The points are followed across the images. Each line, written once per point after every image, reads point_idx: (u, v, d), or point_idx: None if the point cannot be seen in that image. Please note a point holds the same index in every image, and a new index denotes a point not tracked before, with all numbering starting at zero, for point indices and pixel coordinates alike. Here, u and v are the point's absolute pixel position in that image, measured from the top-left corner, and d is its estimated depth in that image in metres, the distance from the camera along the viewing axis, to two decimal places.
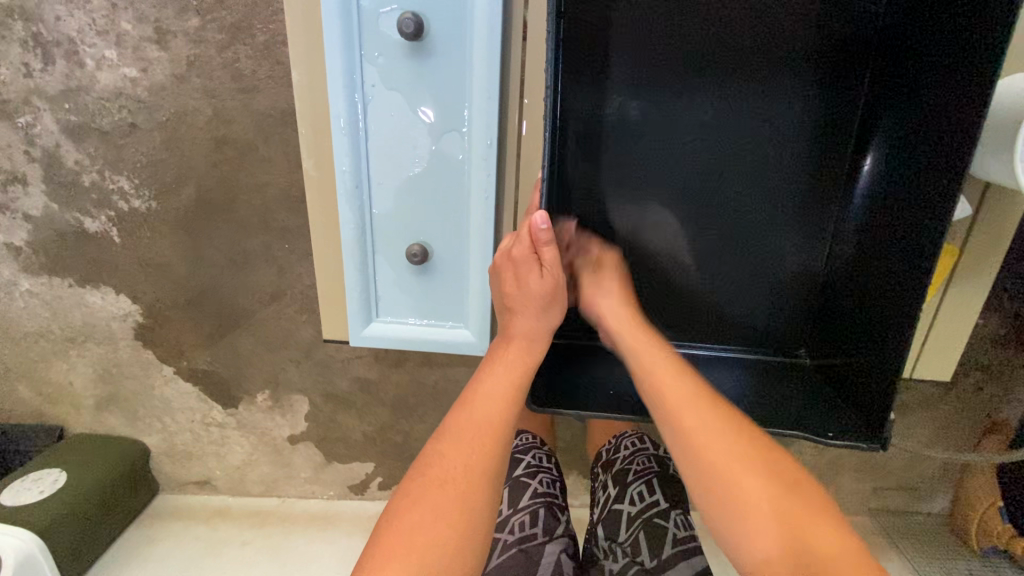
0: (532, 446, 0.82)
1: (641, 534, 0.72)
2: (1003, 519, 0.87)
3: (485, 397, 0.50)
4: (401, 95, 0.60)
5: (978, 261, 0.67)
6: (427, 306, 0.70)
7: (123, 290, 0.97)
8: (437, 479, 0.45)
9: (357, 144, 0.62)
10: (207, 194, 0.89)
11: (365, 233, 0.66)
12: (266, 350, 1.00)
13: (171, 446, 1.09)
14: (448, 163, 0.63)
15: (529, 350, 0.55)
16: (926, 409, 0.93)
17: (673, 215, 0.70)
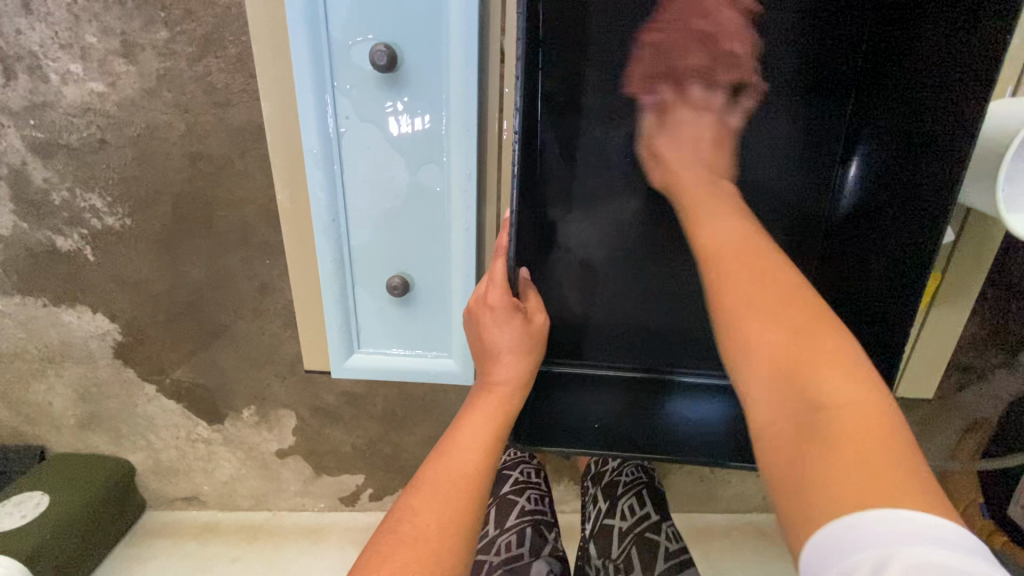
0: (522, 461, 0.82)
1: (633, 549, 0.72)
2: (982, 514, 0.90)
3: (462, 448, 0.49)
4: (376, 126, 0.59)
5: (958, 285, 0.68)
6: (409, 336, 0.69)
7: (100, 308, 0.95)
8: (408, 537, 0.42)
9: (332, 177, 0.61)
10: (184, 211, 0.87)
11: (343, 265, 0.65)
12: (251, 366, 0.98)
13: (156, 463, 1.08)
14: (427, 193, 0.62)
15: (508, 397, 0.54)
16: (910, 411, 0.94)
17: (655, 242, 0.70)
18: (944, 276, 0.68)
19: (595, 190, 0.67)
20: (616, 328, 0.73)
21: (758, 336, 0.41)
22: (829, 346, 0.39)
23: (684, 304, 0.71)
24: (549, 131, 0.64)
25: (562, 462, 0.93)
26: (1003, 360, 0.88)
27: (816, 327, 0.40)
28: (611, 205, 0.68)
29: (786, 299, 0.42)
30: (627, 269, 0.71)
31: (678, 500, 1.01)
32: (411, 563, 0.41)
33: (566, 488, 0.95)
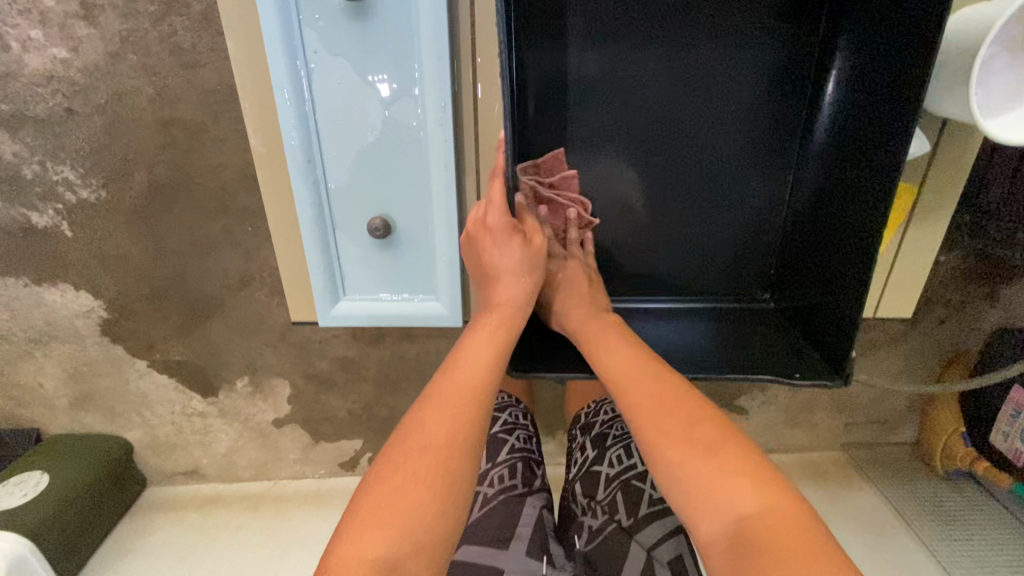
0: (509, 405, 0.82)
1: (618, 495, 0.70)
2: (966, 443, 0.95)
3: (467, 360, 0.50)
4: (347, 61, 0.58)
5: (934, 199, 0.69)
6: (396, 279, 0.68)
7: (83, 286, 0.93)
8: (420, 445, 0.44)
9: (304, 115, 0.60)
10: (161, 180, 0.85)
11: (323, 209, 0.64)
12: (241, 336, 0.98)
13: (154, 439, 1.08)
14: (402, 131, 0.61)
15: (510, 315, 0.55)
16: (891, 347, 0.97)
17: (632, 184, 0.69)
18: (919, 194, 0.69)
19: (580, 122, 0.66)
20: (608, 265, 0.73)
21: (681, 470, 0.49)
22: (745, 469, 0.47)
23: (665, 236, 0.72)
24: (525, 67, 0.63)
25: (556, 413, 0.95)
26: (983, 293, 0.91)
27: (728, 450, 0.49)
28: (590, 146, 0.68)
29: (694, 434, 0.50)
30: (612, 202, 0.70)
31: None
32: (424, 469, 0.42)
33: (561, 439, 0.97)
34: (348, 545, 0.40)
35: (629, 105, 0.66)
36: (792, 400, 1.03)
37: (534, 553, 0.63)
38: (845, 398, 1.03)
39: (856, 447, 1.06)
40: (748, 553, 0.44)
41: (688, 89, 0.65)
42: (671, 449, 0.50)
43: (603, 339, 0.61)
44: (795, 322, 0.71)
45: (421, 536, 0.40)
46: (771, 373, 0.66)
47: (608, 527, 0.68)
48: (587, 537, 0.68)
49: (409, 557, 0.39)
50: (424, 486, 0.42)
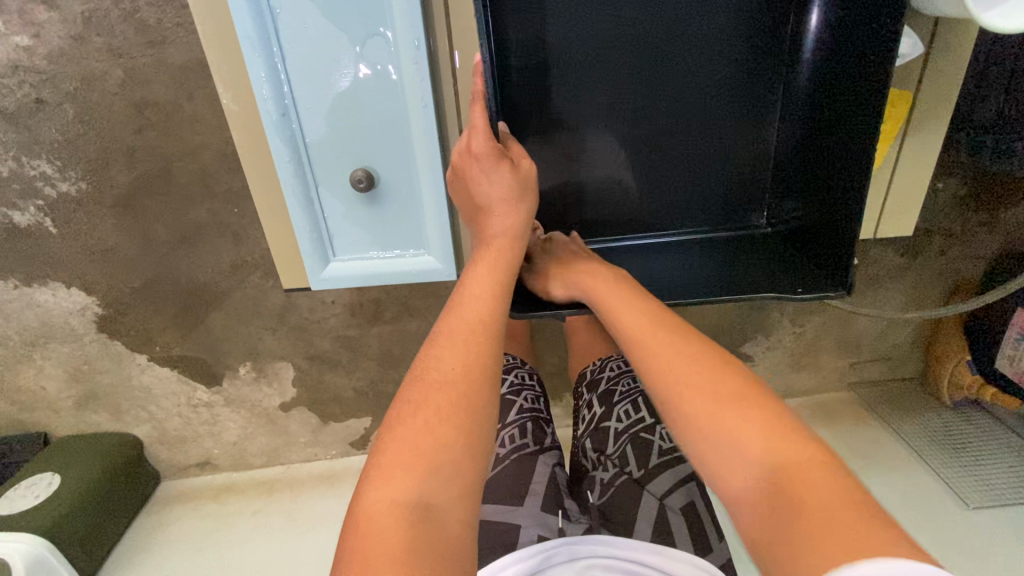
0: (514, 364, 0.71)
1: (629, 449, 0.60)
2: (971, 371, 0.95)
3: (470, 296, 0.48)
4: (312, 2, 0.54)
5: (929, 108, 0.67)
6: (385, 235, 0.66)
7: (74, 283, 0.92)
8: (435, 383, 0.43)
9: (273, 65, 0.57)
10: (141, 168, 0.83)
11: (302, 166, 0.61)
12: (239, 322, 0.97)
13: (162, 433, 1.08)
14: (378, 80, 0.58)
15: (507, 247, 0.53)
16: (893, 282, 0.97)
17: (623, 116, 0.67)
18: (914, 103, 0.67)
19: (564, 57, 0.63)
20: (605, 209, 0.71)
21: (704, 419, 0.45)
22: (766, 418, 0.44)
23: (659, 168, 0.69)
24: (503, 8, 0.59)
25: (563, 374, 0.94)
26: (982, 220, 0.91)
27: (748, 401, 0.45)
28: (577, 78, 0.64)
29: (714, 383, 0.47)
30: (600, 139, 0.68)
31: None
32: (445, 406, 0.41)
33: (569, 400, 0.96)
34: (376, 490, 0.38)
35: (613, 28, 0.62)
36: (797, 343, 1.03)
37: (550, 509, 0.54)
38: (851, 336, 1.03)
39: (863, 385, 1.06)
40: (771, 488, 0.40)
41: (670, 15, 0.62)
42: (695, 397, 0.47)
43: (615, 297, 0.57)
44: (796, 242, 0.70)
45: (451, 472, 0.39)
46: (771, 292, 0.66)
47: (619, 479, 0.58)
48: (599, 491, 0.58)
49: (441, 494, 0.38)
50: (448, 423, 0.41)
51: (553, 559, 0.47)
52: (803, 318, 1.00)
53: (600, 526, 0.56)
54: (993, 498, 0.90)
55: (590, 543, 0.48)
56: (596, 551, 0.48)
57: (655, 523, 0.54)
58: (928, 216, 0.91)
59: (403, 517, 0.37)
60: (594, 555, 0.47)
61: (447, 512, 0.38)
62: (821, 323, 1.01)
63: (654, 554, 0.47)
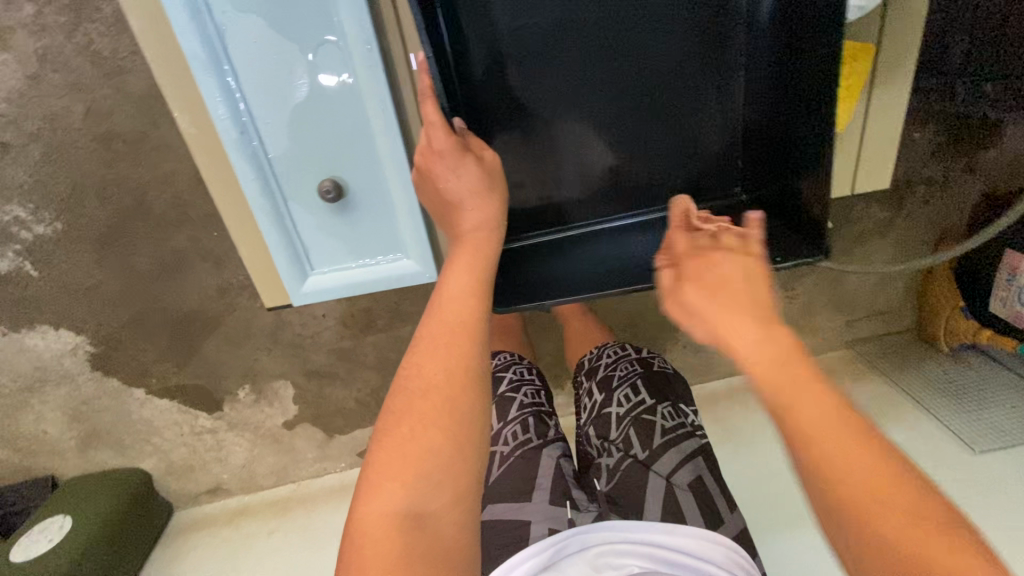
0: (510, 361, 0.69)
1: (632, 430, 0.57)
2: (966, 316, 0.96)
3: (449, 296, 0.45)
4: (257, 16, 0.54)
5: (893, 60, 0.67)
6: (361, 242, 0.66)
7: (62, 324, 0.92)
8: (419, 390, 0.41)
9: (225, 84, 0.56)
10: (116, 202, 0.83)
11: (268, 182, 0.61)
12: (233, 345, 0.97)
13: (170, 464, 1.08)
14: (334, 89, 0.57)
15: (484, 240, 0.51)
16: (881, 236, 0.98)
17: (587, 97, 0.66)
18: (877, 55, 0.67)
19: (524, 43, 0.62)
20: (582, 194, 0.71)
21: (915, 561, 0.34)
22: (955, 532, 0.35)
23: (627, 145, 0.69)
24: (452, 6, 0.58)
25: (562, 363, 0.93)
26: (964, 166, 0.91)
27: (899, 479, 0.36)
28: (537, 63, 0.63)
29: (886, 492, 0.36)
30: (567, 122, 0.67)
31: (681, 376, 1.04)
32: (427, 412, 0.40)
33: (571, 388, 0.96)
34: (367, 503, 0.38)
35: (566, 7, 0.61)
36: (791, 307, 1.03)
37: (558, 501, 0.53)
38: (844, 294, 1.03)
39: (861, 342, 1.07)
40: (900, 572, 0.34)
41: None
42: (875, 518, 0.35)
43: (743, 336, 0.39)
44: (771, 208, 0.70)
45: (441, 478, 0.39)
46: None
47: (624, 463, 0.55)
48: (605, 477, 0.56)
49: (434, 500, 0.38)
50: (433, 430, 0.40)
51: (565, 551, 0.45)
52: (795, 281, 1.01)
53: (610, 511, 0.53)
54: (1000, 441, 0.90)
55: (602, 531, 0.46)
56: (609, 540, 0.46)
57: (663, 500, 0.52)
58: (908, 167, 0.91)
59: (395, 527, 0.37)
60: (603, 542, 0.45)
61: (441, 517, 0.38)
62: (813, 284, 1.01)
63: (661, 533, 0.46)
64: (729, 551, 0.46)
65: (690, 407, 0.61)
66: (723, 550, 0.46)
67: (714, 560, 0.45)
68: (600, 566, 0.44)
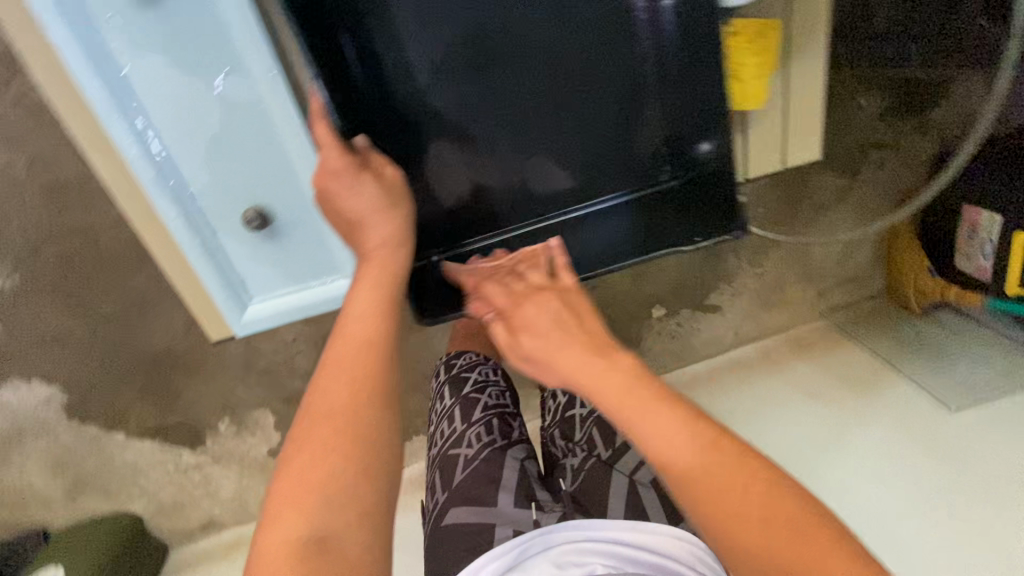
0: (477, 361, 0.67)
1: (594, 430, 0.58)
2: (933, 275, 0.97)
3: (354, 318, 0.45)
4: (157, 50, 0.50)
5: (806, 32, 0.66)
6: (295, 266, 0.64)
7: (33, 376, 0.91)
8: (323, 414, 0.40)
9: (134, 122, 0.52)
10: (71, 251, 0.82)
11: (193, 219, 0.57)
12: (207, 379, 0.96)
13: (160, 504, 1.07)
14: (249, 118, 0.55)
15: (388, 258, 0.51)
16: (840, 204, 0.98)
17: (514, 84, 0.57)
18: (790, 27, 0.66)
19: (435, 29, 0.52)
20: None
21: (802, 568, 0.34)
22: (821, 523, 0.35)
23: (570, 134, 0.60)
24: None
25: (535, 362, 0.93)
26: (915, 124, 0.92)
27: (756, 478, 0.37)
28: (450, 53, 0.53)
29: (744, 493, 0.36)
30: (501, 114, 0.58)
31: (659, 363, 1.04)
32: (331, 436, 0.39)
33: None
34: (268, 534, 0.36)
35: None
36: (761, 284, 1.03)
37: (523, 503, 0.51)
38: (813, 267, 1.03)
39: (837, 310, 1.07)
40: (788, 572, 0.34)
41: None
42: (756, 535, 0.35)
43: (581, 367, 0.42)
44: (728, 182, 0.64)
45: (345, 500, 0.38)
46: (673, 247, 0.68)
47: (587, 463, 0.55)
48: (570, 477, 0.55)
49: (337, 527, 0.37)
50: (337, 452, 0.39)
51: (529, 551, 0.45)
52: (761, 259, 1.01)
53: (575, 511, 0.50)
54: (973, 398, 0.91)
55: (565, 529, 0.45)
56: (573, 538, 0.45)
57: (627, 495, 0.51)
58: (860, 131, 0.92)
59: (296, 555, 0.35)
60: (566, 540, 0.45)
61: (347, 538, 0.37)
62: (780, 259, 1.01)
63: (624, 530, 0.45)
64: (694, 548, 0.45)
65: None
66: (688, 547, 0.44)
67: (678, 557, 0.44)
68: (562, 563, 0.43)
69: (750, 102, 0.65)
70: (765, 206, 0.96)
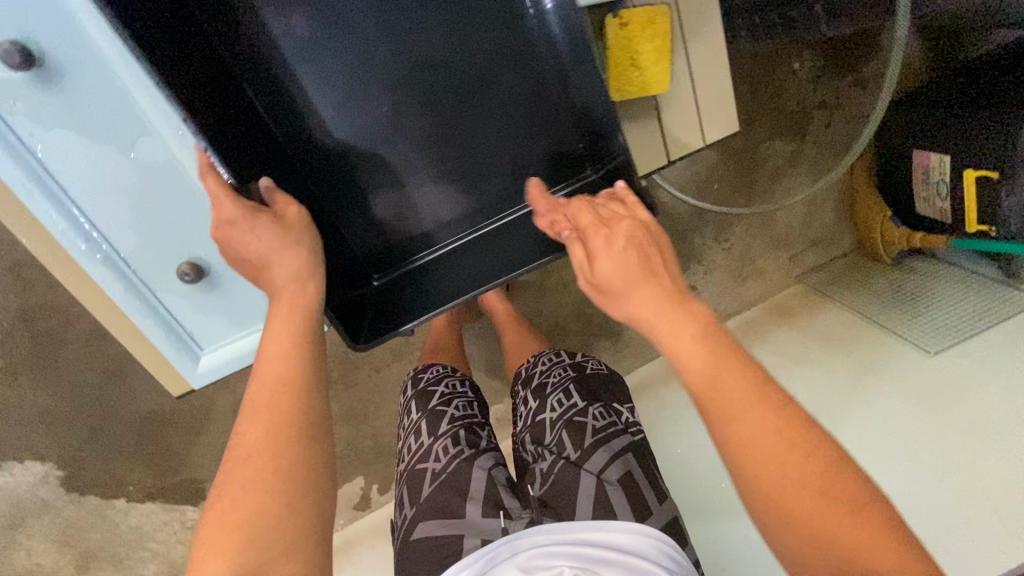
0: (443, 375, 0.66)
1: (564, 432, 0.57)
2: (897, 224, 0.99)
3: (267, 355, 0.43)
4: (67, 127, 0.48)
5: None
6: (234, 313, 0.59)
7: (27, 456, 0.93)
8: (242, 456, 0.39)
9: (58, 199, 0.50)
10: (60, 326, 0.88)
11: (133, 283, 0.54)
12: (198, 433, 0.97)
13: (173, 565, 1.04)
14: (168, 173, 0.52)
15: (301, 294, 0.46)
16: (796, 167, 0.98)
17: (424, 119, 0.56)
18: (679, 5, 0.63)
19: (333, 87, 0.52)
20: None
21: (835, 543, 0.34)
22: (861, 503, 0.34)
23: (492, 147, 0.59)
24: (236, 19, 0.47)
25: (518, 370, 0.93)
26: (851, 80, 0.95)
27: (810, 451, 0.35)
28: (358, 102, 0.53)
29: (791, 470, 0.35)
30: (424, 144, 0.57)
31: (644, 351, 1.05)
32: (252, 475, 0.38)
33: None
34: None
35: (362, 38, 0.51)
36: (730, 258, 1.04)
37: (491, 511, 0.52)
38: (776, 234, 1.05)
39: (812, 274, 1.07)
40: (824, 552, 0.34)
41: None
42: (797, 508, 0.34)
43: (650, 310, 0.38)
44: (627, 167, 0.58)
45: (271, 535, 0.37)
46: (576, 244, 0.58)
47: (557, 466, 0.55)
48: (538, 481, 0.55)
49: (267, 562, 0.36)
50: (259, 490, 0.38)
51: (496, 559, 0.46)
52: (725, 233, 1.02)
53: (542, 514, 0.52)
54: (950, 338, 0.86)
55: (534, 534, 0.47)
56: (541, 541, 0.47)
57: (594, 495, 0.52)
58: (799, 94, 0.93)
59: None
60: (535, 545, 0.46)
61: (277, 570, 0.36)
62: (744, 231, 1.03)
63: (593, 530, 0.47)
64: (657, 542, 0.48)
65: (623, 405, 0.62)
66: (652, 542, 0.47)
67: (643, 552, 0.46)
68: (530, 567, 0.45)
69: (634, 88, 0.61)
70: (719, 179, 0.97)
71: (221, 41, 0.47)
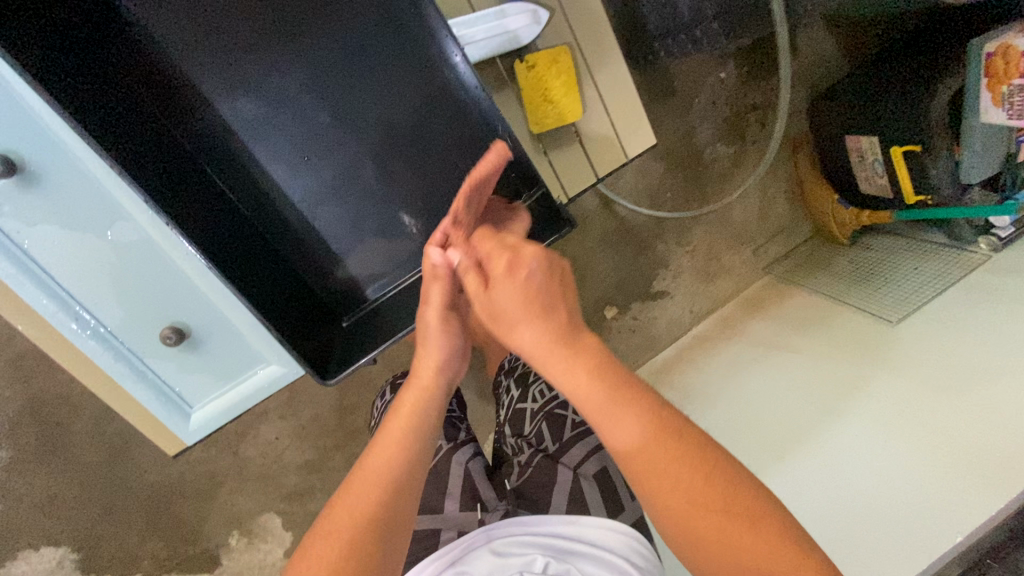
0: None
1: (543, 424, 0.62)
2: (846, 206, 1.04)
3: (389, 441, 0.42)
4: (49, 222, 0.54)
5: None
6: (221, 368, 0.63)
7: (41, 543, 0.94)
8: (334, 528, 0.39)
9: (46, 286, 0.54)
10: (67, 411, 0.92)
11: (121, 354, 0.59)
12: (206, 496, 0.99)
13: None
14: (143, 253, 0.57)
15: (432, 397, 0.43)
16: (741, 166, 1.05)
17: (372, 176, 0.63)
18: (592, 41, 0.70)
19: (286, 160, 0.60)
20: None
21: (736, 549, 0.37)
22: (751, 507, 0.38)
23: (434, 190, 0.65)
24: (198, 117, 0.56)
25: None
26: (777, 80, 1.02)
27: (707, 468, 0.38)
28: (311, 169, 0.61)
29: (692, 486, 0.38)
30: (373, 198, 0.63)
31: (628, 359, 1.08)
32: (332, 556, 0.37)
33: None
34: None
35: (305, 117, 0.59)
36: (696, 259, 1.08)
37: (468, 504, 0.57)
38: (737, 231, 1.10)
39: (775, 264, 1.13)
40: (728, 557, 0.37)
41: (351, 75, 0.59)
42: (701, 521, 0.37)
43: (543, 350, 0.38)
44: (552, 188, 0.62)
45: None
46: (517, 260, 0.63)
47: (535, 458, 0.59)
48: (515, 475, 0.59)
49: None
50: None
51: (472, 546, 0.48)
52: (686, 236, 1.07)
53: (515, 506, 0.55)
54: (912, 306, 0.88)
55: (506, 526, 0.49)
56: (513, 534, 0.49)
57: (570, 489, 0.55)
58: (729, 100, 1.00)
59: None
60: (509, 535, 0.49)
61: None
62: (704, 232, 1.08)
63: (563, 523, 0.49)
64: (627, 537, 0.49)
65: None
66: (621, 537, 0.48)
67: (610, 544, 0.48)
68: (502, 552, 0.47)
69: (549, 119, 0.67)
70: (670, 188, 1.03)
71: (183, 136, 0.56)
